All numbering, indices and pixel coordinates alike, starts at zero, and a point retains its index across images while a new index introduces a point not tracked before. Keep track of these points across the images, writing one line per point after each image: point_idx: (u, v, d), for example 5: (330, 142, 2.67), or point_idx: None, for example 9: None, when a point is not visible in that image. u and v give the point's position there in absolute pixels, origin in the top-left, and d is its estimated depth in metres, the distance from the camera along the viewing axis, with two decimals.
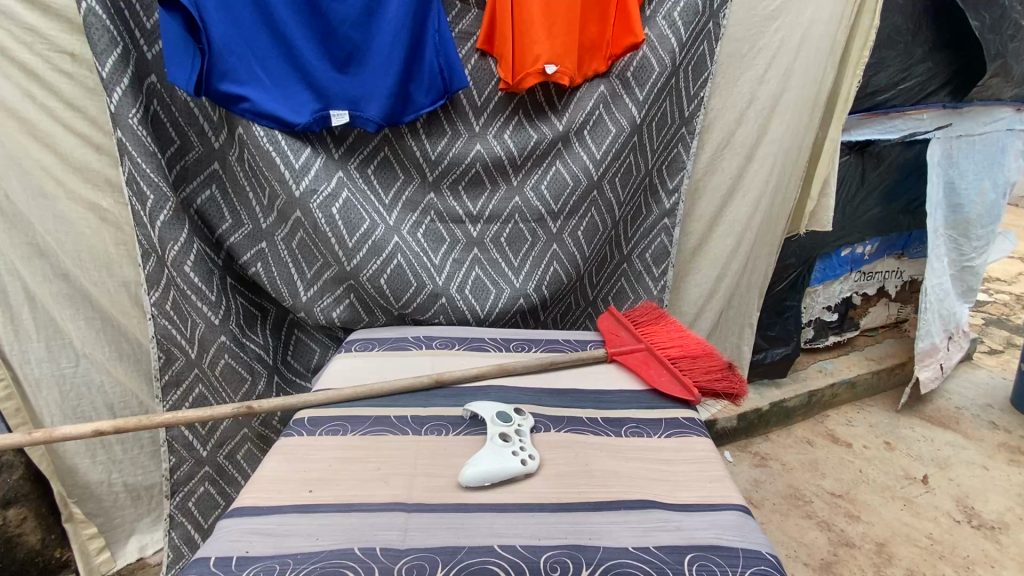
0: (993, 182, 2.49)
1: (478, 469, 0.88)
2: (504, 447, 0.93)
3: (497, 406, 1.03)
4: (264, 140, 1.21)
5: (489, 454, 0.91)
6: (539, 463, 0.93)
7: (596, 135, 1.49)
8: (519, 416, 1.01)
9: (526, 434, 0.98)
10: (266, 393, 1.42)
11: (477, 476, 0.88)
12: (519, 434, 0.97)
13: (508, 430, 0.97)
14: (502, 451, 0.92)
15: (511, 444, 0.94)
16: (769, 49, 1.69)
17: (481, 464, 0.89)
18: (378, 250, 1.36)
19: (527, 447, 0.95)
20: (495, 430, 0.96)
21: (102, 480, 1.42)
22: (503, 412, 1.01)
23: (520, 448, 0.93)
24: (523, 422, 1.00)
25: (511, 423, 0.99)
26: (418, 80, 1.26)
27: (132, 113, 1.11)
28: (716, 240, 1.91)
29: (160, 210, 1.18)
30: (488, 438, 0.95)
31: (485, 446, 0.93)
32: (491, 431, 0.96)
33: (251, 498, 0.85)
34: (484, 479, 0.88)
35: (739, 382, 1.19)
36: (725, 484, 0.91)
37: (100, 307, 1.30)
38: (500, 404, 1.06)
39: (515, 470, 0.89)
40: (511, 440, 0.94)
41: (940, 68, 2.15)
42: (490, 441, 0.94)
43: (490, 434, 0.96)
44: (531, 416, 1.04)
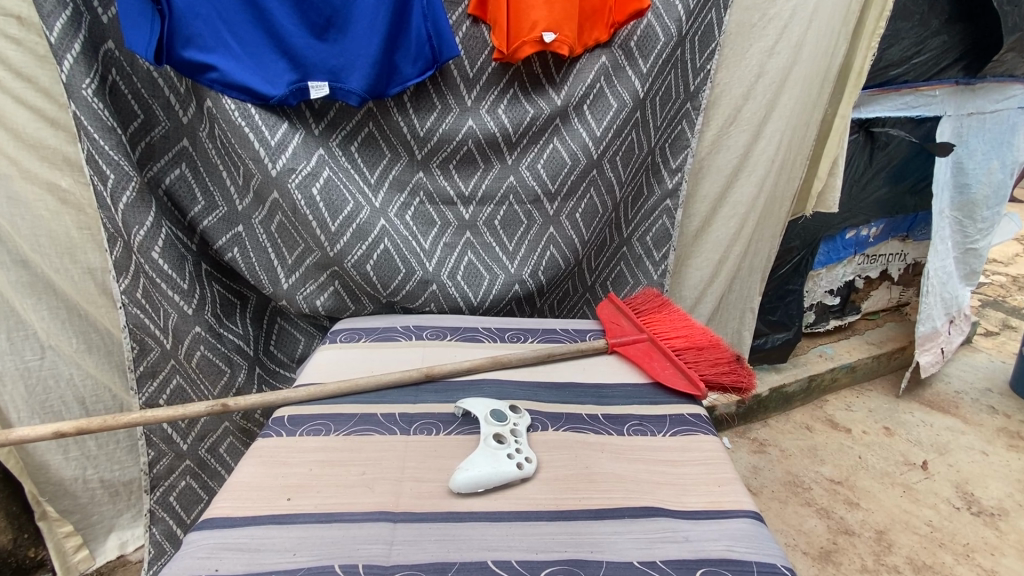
0: (1001, 162, 2.41)
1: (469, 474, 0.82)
2: (499, 449, 0.86)
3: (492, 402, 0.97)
4: (235, 114, 1.10)
5: (482, 457, 0.84)
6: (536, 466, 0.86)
7: (596, 110, 1.40)
8: (516, 414, 0.95)
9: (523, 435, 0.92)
10: (246, 386, 1.34)
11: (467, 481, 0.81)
12: (516, 435, 0.90)
13: (504, 430, 0.90)
14: (497, 453, 0.85)
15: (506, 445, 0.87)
16: (780, 18, 1.58)
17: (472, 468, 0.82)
18: (363, 234, 1.27)
19: (523, 448, 0.88)
20: (490, 429, 0.90)
21: (77, 476, 1.35)
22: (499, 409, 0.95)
23: (515, 450, 0.87)
24: (520, 422, 0.94)
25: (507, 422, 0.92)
26: (404, 49, 1.16)
27: (86, 83, 1.00)
28: (719, 223, 1.83)
29: (122, 191, 1.08)
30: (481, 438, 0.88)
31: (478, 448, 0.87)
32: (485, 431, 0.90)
33: (223, 508, 0.78)
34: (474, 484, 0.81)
35: (747, 376, 1.13)
36: (735, 488, 0.85)
37: (65, 296, 1.21)
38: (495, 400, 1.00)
39: (510, 474, 0.83)
40: (507, 441, 0.88)
41: (956, 41, 2.04)
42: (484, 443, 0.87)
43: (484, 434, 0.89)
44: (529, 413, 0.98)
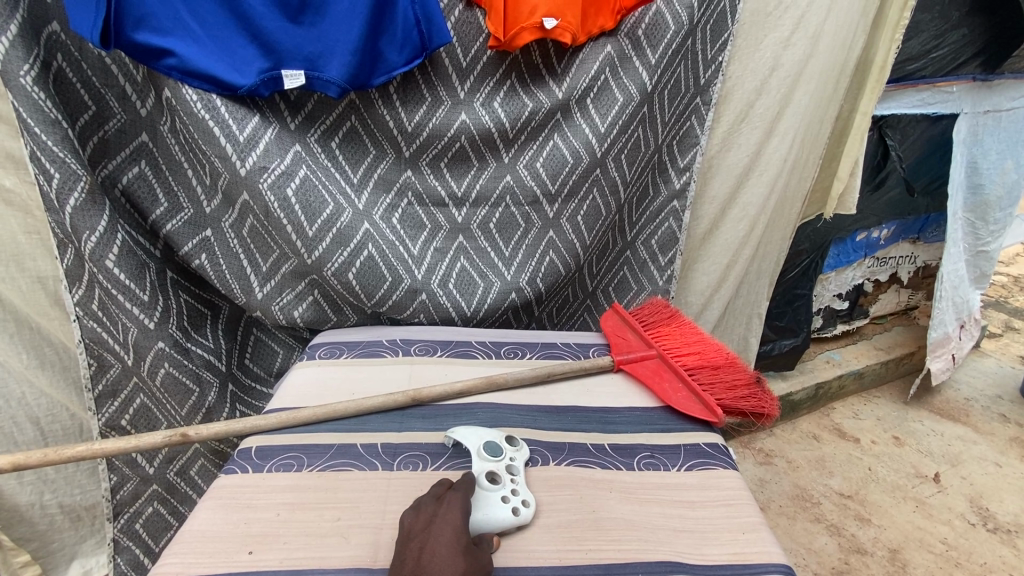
0: (1017, 162, 2.31)
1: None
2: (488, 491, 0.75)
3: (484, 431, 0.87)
4: (198, 106, 0.99)
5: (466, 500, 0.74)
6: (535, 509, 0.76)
7: (601, 104, 1.29)
8: (511, 446, 0.85)
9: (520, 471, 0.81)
10: (217, 406, 1.23)
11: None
12: (511, 471, 0.80)
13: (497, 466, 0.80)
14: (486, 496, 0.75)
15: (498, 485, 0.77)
16: (798, 7, 1.46)
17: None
18: (345, 240, 1.16)
19: (520, 488, 0.77)
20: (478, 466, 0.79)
21: (33, 502, 1.24)
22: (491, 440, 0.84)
23: (511, 492, 0.76)
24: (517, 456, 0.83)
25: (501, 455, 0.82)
26: (389, 34, 1.04)
27: (24, 70, 0.88)
28: (728, 225, 1.72)
29: (69, 192, 0.96)
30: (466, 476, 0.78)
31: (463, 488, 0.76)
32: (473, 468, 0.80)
33: (174, 564, 0.67)
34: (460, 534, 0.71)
35: (768, 400, 1.02)
36: (762, 536, 0.75)
37: (13, 308, 1.10)
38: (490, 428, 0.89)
39: (503, 521, 0.72)
40: (499, 481, 0.77)
41: (976, 35, 1.92)
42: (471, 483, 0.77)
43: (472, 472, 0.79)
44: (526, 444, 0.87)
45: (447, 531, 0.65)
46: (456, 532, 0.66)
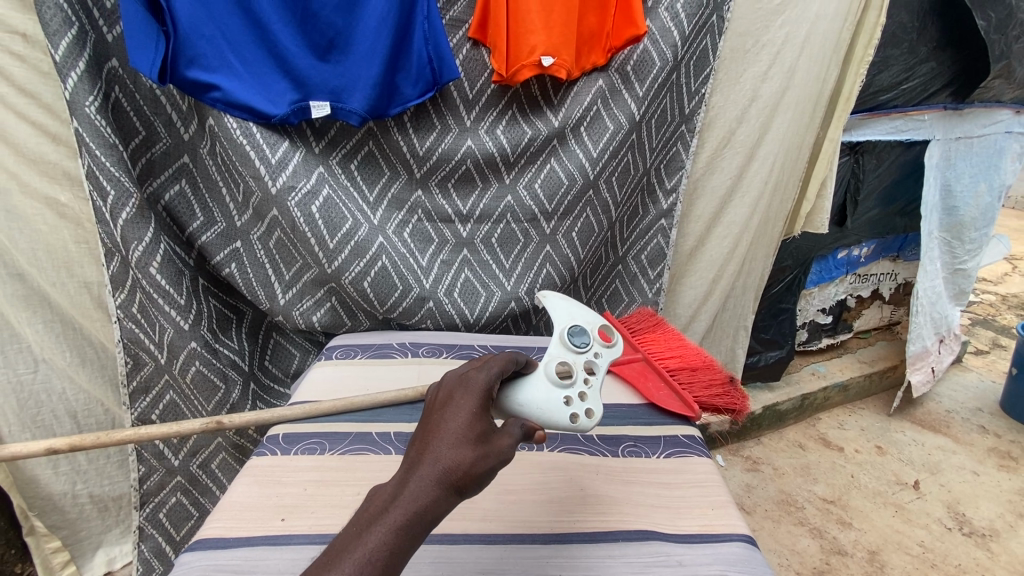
0: (988, 185, 2.45)
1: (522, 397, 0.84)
2: (562, 386, 0.87)
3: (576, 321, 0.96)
4: (237, 133, 1.12)
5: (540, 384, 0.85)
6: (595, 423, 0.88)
7: (593, 131, 1.42)
8: (599, 348, 0.95)
9: (597, 376, 0.92)
10: (240, 402, 1.34)
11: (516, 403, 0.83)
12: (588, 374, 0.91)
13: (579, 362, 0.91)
14: (560, 389, 0.86)
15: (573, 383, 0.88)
16: (773, 45, 1.61)
17: (527, 394, 0.84)
18: (361, 251, 1.28)
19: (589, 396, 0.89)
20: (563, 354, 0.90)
21: (66, 491, 1.34)
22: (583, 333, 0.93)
23: (576, 400, 0.87)
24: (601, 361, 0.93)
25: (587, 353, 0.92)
26: (405, 70, 1.18)
27: (89, 101, 1.01)
28: (713, 243, 1.85)
29: (122, 207, 1.09)
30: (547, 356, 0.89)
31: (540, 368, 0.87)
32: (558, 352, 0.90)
33: (219, 527, 0.78)
34: (521, 410, 0.84)
35: (740, 398, 1.14)
36: (729, 511, 0.86)
37: (60, 310, 1.22)
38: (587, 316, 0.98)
39: (561, 421, 0.84)
40: (572, 382, 0.88)
41: (944, 68, 2.08)
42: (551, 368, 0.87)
43: (556, 357, 0.89)
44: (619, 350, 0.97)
45: (461, 417, 0.65)
46: (470, 419, 0.65)
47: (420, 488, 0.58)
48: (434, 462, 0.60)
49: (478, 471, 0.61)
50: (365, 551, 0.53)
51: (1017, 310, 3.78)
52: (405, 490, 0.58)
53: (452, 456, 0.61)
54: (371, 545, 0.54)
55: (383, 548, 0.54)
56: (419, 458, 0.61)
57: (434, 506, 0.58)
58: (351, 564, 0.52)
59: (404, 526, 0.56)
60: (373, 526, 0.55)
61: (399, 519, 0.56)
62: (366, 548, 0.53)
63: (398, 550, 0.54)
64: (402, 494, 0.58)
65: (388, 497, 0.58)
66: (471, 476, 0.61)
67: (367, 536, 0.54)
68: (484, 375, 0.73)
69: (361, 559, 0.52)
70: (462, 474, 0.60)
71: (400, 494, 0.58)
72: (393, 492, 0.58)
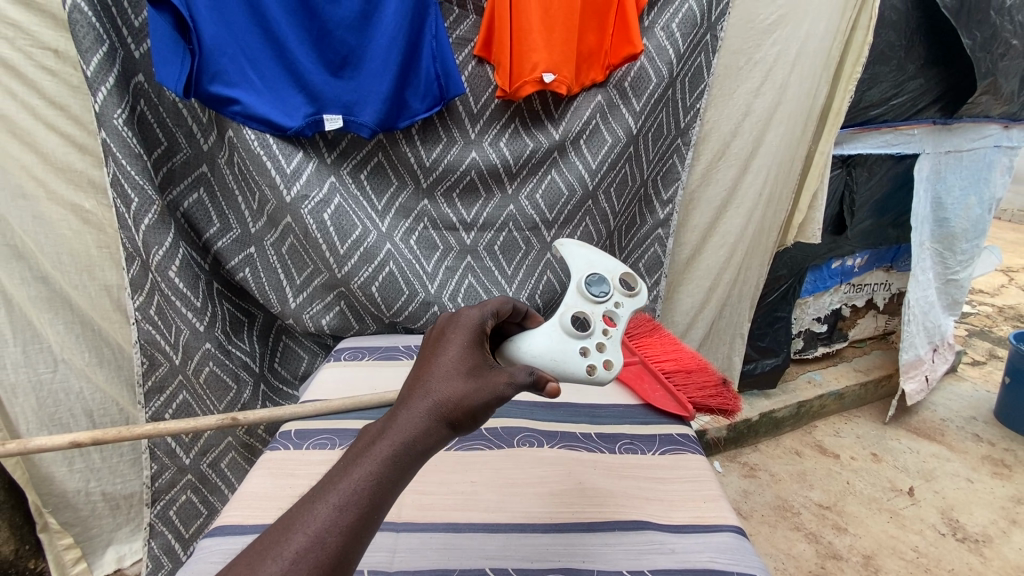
0: (979, 197, 2.50)
1: (535, 345, 0.90)
2: (580, 338, 0.95)
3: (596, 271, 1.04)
4: (255, 144, 1.18)
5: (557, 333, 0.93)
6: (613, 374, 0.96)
7: (592, 144, 1.49)
8: (618, 298, 1.02)
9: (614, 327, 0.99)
10: (251, 402, 1.39)
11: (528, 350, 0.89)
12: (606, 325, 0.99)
13: (597, 313, 0.99)
14: (577, 340, 0.95)
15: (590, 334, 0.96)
16: (765, 62, 1.68)
17: (543, 342, 0.91)
18: (370, 257, 1.34)
19: (606, 347, 0.97)
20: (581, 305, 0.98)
21: (80, 489, 1.38)
22: (602, 284, 1.01)
23: (592, 353, 0.95)
24: (619, 311, 1.01)
25: (605, 303, 1.00)
26: (414, 86, 1.24)
27: (117, 113, 1.08)
28: (709, 252, 1.90)
29: (145, 213, 1.15)
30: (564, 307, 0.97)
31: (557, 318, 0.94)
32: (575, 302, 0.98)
33: (237, 513, 0.83)
34: (535, 360, 0.90)
35: (732, 398, 1.18)
36: (720, 505, 0.90)
37: (81, 312, 1.29)
38: (607, 267, 1.06)
39: (577, 372, 0.92)
40: (589, 336, 0.95)
41: (932, 85, 2.14)
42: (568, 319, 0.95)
43: (574, 310, 0.97)
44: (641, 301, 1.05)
45: (453, 350, 0.60)
46: (464, 351, 0.61)
47: (409, 420, 0.54)
48: (425, 395, 0.56)
49: (473, 403, 0.56)
50: (348, 483, 0.49)
51: (1013, 321, 3.81)
52: (393, 423, 0.54)
53: (444, 389, 0.56)
54: (356, 477, 0.50)
55: (370, 480, 0.50)
56: (408, 393, 0.57)
57: (426, 439, 0.54)
58: (336, 496, 0.48)
59: (393, 458, 0.51)
60: (359, 459, 0.51)
61: (386, 452, 0.51)
62: (351, 480, 0.49)
63: (387, 483, 0.50)
64: (390, 427, 0.53)
65: (375, 432, 0.54)
66: (465, 408, 0.56)
67: (352, 468, 0.50)
68: (480, 309, 0.68)
69: (344, 491, 0.49)
70: (455, 407, 0.55)
71: (389, 427, 0.54)
72: (382, 426, 0.54)
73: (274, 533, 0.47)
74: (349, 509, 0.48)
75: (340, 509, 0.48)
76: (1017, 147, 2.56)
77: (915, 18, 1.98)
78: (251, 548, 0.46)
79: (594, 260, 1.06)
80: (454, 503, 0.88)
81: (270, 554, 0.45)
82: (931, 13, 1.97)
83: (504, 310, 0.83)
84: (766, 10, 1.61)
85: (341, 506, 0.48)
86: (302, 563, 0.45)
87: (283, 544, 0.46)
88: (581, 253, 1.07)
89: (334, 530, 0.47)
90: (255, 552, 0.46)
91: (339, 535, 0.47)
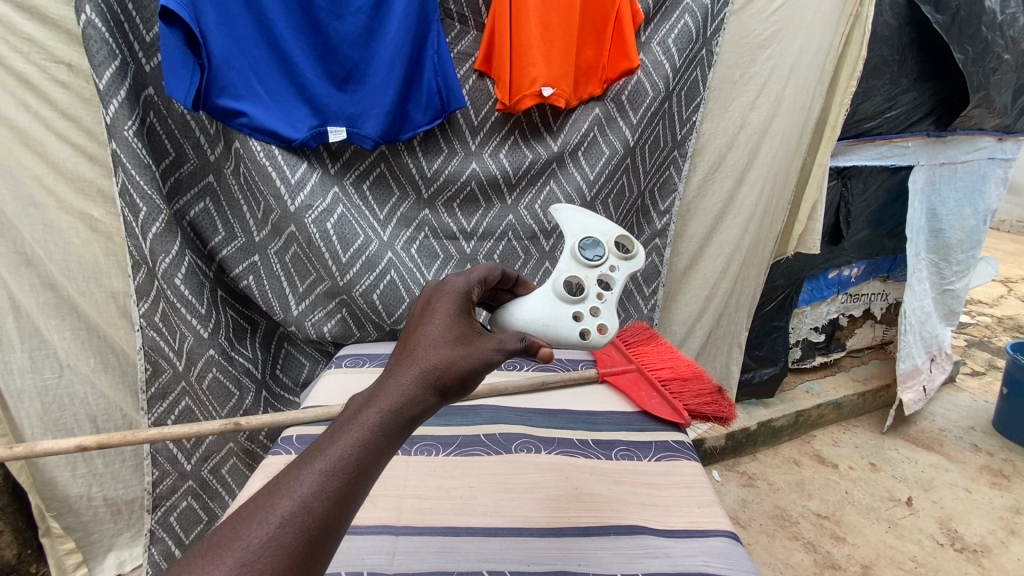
0: (973, 209, 2.53)
1: (528, 311, 0.99)
2: (574, 303, 1.03)
3: (590, 235, 1.09)
4: (261, 155, 1.21)
5: (550, 302, 1.00)
6: (608, 337, 1.04)
7: (590, 156, 1.52)
8: (611, 263, 1.08)
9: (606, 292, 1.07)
10: (253, 409, 1.41)
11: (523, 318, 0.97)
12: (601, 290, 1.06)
13: (591, 278, 1.05)
14: (571, 306, 1.02)
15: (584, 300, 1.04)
16: (760, 76, 1.71)
17: (537, 308, 0.99)
18: (372, 265, 1.37)
19: (601, 312, 1.04)
20: (574, 272, 1.05)
21: (82, 494, 1.40)
22: (596, 248, 1.07)
23: (586, 317, 1.02)
24: (615, 275, 1.08)
25: (599, 267, 1.07)
26: (415, 99, 1.27)
27: (128, 125, 1.11)
28: (706, 261, 1.93)
29: (152, 222, 1.17)
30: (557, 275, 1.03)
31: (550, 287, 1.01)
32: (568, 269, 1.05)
33: None
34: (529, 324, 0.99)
35: (728, 406, 1.19)
36: (714, 510, 0.92)
37: (87, 318, 1.32)
38: (603, 229, 1.10)
39: (571, 336, 1.00)
40: (582, 302, 1.03)
41: (926, 98, 2.17)
42: (562, 287, 1.02)
43: (568, 276, 1.04)
44: (639, 263, 1.11)
45: (439, 321, 0.62)
46: (449, 323, 0.62)
47: (398, 386, 0.54)
48: (412, 364, 0.56)
49: (460, 370, 0.57)
50: (336, 448, 0.48)
51: (1012, 331, 3.81)
52: (381, 391, 0.54)
53: (433, 356, 0.57)
54: (346, 441, 0.49)
55: (359, 444, 0.49)
56: (396, 363, 0.57)
57: (415, 405, 0.54)
58: (324, 461, 0.47)
59: (382, 423, 0.51)
60: (347, 426, 0.50)
61: (375, 417, 0.51)
62: (339, 445, 0.49)
63: (376, 448, 0.50)
64: (378, 394, 0.53)
65: (362, 401, 0.53)
66: (451, 374, 0.57)
67: (341, 433, 0.50)
68: (461, 283, 0.69)
69: (332, 455, 0.48)
70: (443, 372, 0.56)
71: (376, 395, 0.53)
72: (368, 395, 0.54)
73: (259, 498, 0.45)
74: (337, 472, 0.47)
75: (328, 472, 0.47)
76: (1011, 159, 2.59)
77: (909, 34, 2.01)
78: (233, 516, 0.44)
79: (588, 224, 1.10)
80: (452, 507, 0.89)
81: (255, 518, 0.44)
82: (923, 29, 2.01)
83: (491, 275, 0.85)
84: (760, 26, 1.65)
85: (329, 470, 0.47)
86: (290, 526, 0.44)
87: (268, 508, 0.44)
88: (575, 217, 1.11)
89: (322, 494, 0.46)
90: (238, 518, 0.44)
91: (328, 499, 0.46)
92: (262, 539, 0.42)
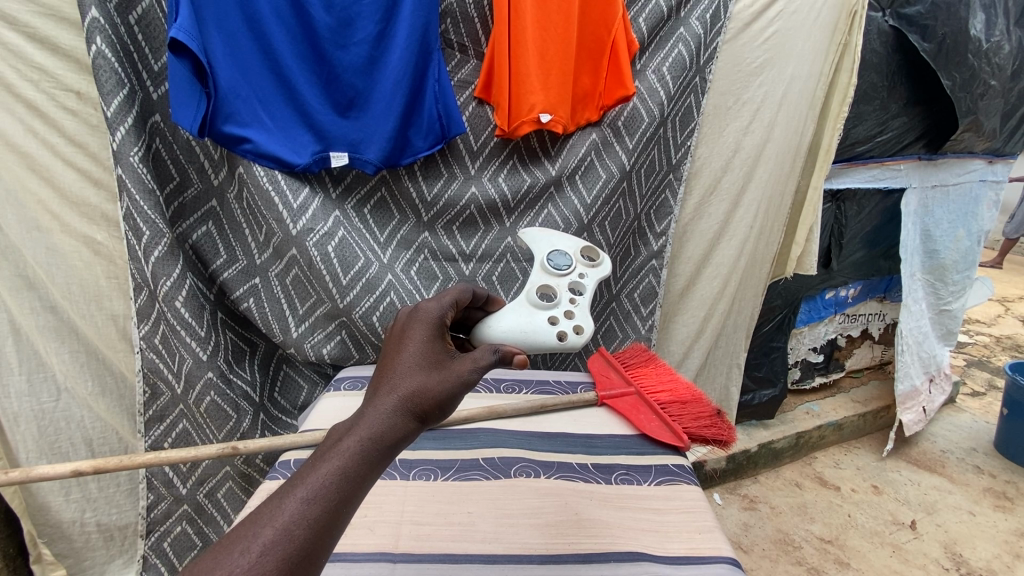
0: (967, 230, 2.56)
1: (505, 324, 1.08)
2: (548, 310, 1.17)
3: (558, 250, 1.26)
4: (264, 180, 1.24)
5: (528, 310, 1.15)
6: (586, 336, 1.18)
7: (587, 180, 1.54)
8: (579, 269, 1.24)
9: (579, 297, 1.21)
10: (250, 430, 1.40)
11: (503, 330, 1.07)
12: (573, 295, 1.21)
13: (563, 287, 1.21)
14: (544, 312, 1.16)
15: (558, 306, 1.19)
16: (753, 102, 1.75)
17: (514, 320, 1.10)
18: (372, 287, 1.38)
19: (574, 315, 1.19)
20: (546, 282, 1.21)
21: (75, 519, 1.39)
22: (563, 259, 1.24)
23: (558, 321, 1.17)
24: (584, 281, 1.23)
25: (568, 276, 1.23)
26: (417, 125, 1.30)
27: (134, 151, 1.13)
28: (704, 282, 1.94)
29: (155, 245, 1.19)
30: (531, 286, 1.20)
31: (527, 297, 1.17)
32: (541, 281, 1.21)
33: None
34: (507, 337, 1.08)
35: (727, 429, 1.19)
36: (714, 536, 0.91)
37: (88, 341, 1.32)
38: (568, 245, 1.28)
39: (549, 340, 1.14)
40: (554, 307, 1.18)
41: (916, 122, 2.22)
42: (537, 297, 1.18)
43: (541, 287, 1.20)
44: (605, 269, 1.26)
45: (415, 348, 0.62)
46: (426, 348, 0.63)
47: (377, 413, 0.54)
48: (391, 391, 0.57)
49: (437, 394, 0.58)
50: (316, 476, 0.49)
51: (1010, 351, 3.83)
52: (360, 421, 0.54)
53: (411, 382, 0.58)
54: (327, 471, 0.49)
55: (339, 473, 0.49)
56: (375, 392, 0.57)
57: (395, 431, 0.54)
58: (306, 489, 0.48)
59: (362, 452, 0.51)
60: (327, 454, 0.51)
61: (355, 447, 0.51)
62: (319, 474, 0.49)
63: (356, 475, 0.50)
64: (357, 423, 0.54)
65: (343, 430, 0.54)
66: (429, 400, 0.57)
67: (322, 463, 0.50)
68: (436, 306, 0.70)
69: (313, 484, 0.48)
70: (420, 398, 0.57)
71: (356, 424, 0.54)
72: (348, 425, 0.54)
73: (240, 527, 0.45)
74: (318, 501, 0.47)
75: (309, 501, 0.47)
76: (1003, 181, 2.64)
77: (897, 61, 2.06)
78: (214, 547, 0.44)
79: (555, 242, 1.28)
80: (451, 534, 0.89)
81: (237, 547, 0.44)
82: (913, 56, 2.05)
83: (463, 298, 0.86)
84: (751, 54, 1.70)
85: (310, 499, 0.47)
86: (271, 555, 0.44)
87: (250, 538, 0.44)
88: (541, 237, 1.28)
89: (304, 521, 0.46)
90: (220, 549, 0.44)
91: (309, 527, 0.46)
92: (243, 569, 0.42)
